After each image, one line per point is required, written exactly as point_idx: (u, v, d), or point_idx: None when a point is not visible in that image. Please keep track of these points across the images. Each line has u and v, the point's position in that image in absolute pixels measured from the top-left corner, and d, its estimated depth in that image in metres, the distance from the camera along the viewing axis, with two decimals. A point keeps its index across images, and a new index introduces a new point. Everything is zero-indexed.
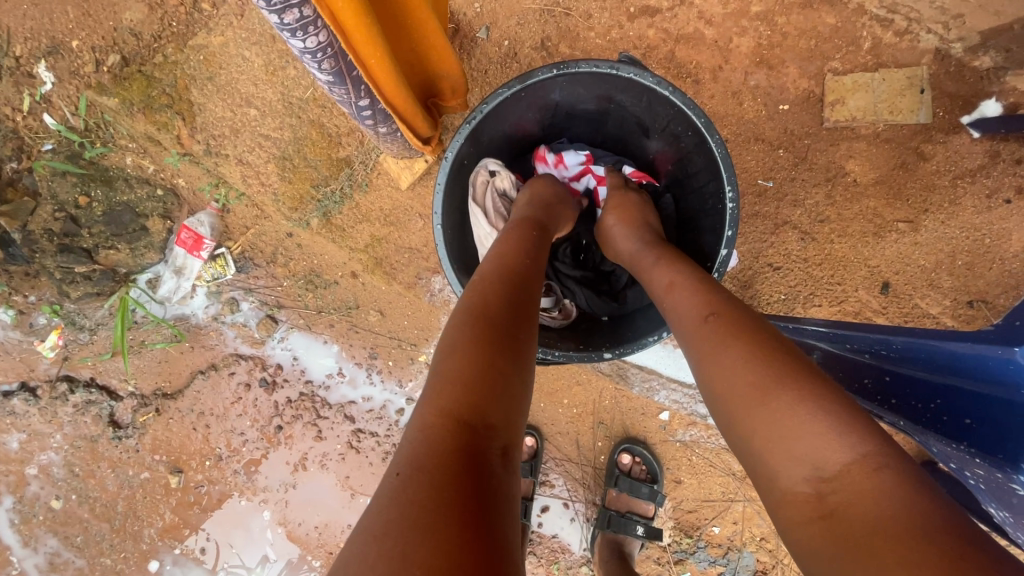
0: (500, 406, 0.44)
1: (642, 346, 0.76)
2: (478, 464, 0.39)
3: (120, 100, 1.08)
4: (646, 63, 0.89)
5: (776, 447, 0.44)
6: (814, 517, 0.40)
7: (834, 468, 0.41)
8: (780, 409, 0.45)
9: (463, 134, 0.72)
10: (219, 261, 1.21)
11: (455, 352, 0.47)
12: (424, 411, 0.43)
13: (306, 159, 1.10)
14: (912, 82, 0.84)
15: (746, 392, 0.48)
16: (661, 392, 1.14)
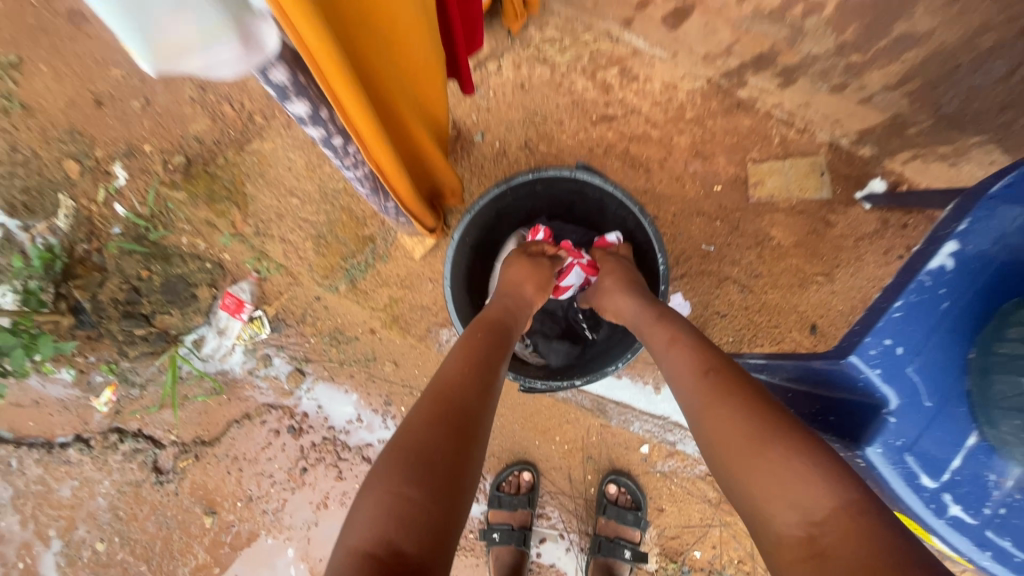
0: (416, 537, 0.52)
1: (605, 375, 0.95)
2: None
3: (187, 194, 1.36)
4: (607, 157, 1.13)
5: (773, 497, 0.58)
6: (807, 556, 0.53)
7: (821, 512, 0.54)
8: (776, 464, 0.59)
9: (465, 221, 0.95)
10: (255, 322, 1.40)
11: (373, 492, 0.56)
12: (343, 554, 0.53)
13: (336, 236, 1.33)
14: (814, 167, 1.08)
15: (744, 447, 0.62)
16: (635, 423, 1.31)
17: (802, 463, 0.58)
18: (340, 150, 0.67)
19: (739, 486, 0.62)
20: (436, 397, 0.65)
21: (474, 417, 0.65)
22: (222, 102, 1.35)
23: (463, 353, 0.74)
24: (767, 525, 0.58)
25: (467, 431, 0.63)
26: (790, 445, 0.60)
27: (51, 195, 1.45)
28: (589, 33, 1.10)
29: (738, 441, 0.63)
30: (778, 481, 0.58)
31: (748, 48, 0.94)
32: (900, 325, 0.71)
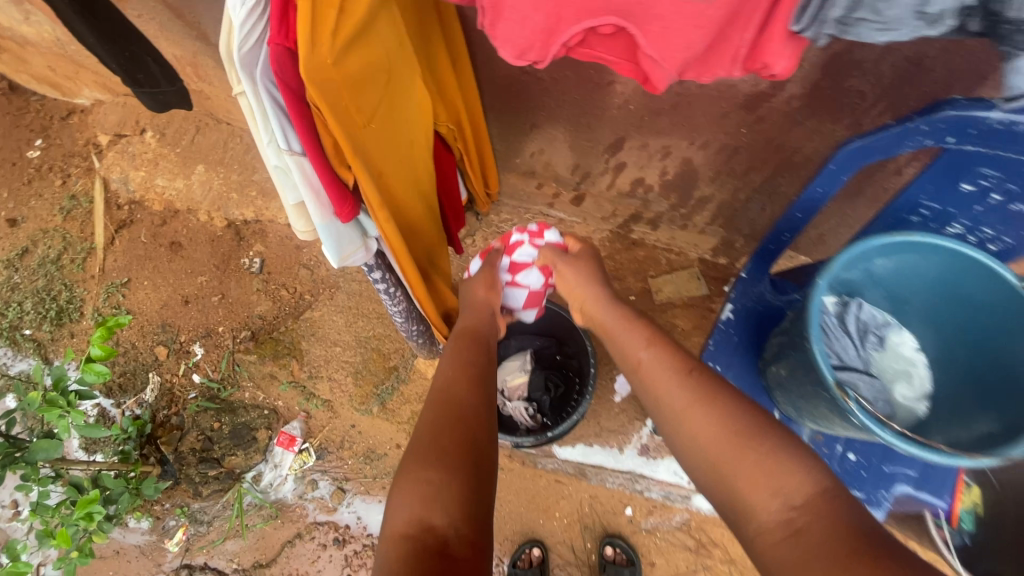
0: (441, 511, 0.69)
1: (569, 424, 1.30)
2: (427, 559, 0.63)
3: (258, 355, 1.83)
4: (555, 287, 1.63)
5: (758, 489, 0.71)
6: (785, 534, 0.66)
7: (798, 499, 0.68)
8: (762, 461, 0.73)
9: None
10: (304, 452, 1.75)
11: (409, 484, 0.72)
12: (390, 537, 0.68)
13: (370, 370, 1.77)
14: (692, 274, 1.57)
15: (734, 445, 0.76)
16: (609, 479, 1.60)
17: (779, 459, 0.72)
18: (394, 300, 1.13)
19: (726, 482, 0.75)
20: (435, 407, 0.85)
21: (471, 418, 0.84)
22: (281, 288, 1.89)
23: (460, 372, 0.95)
24: (753, 513, 0.71)
25: (467, 427, 0.82)
26: (769, 441, 0.75)
27: (141, 374, 1.87)
28: (530, 211, 1.66)
29: (722, 443, 0.78)
30: (760, 475, 0.72)
31: (625, 211, 1.53)
32: (721, 351, 1.04)
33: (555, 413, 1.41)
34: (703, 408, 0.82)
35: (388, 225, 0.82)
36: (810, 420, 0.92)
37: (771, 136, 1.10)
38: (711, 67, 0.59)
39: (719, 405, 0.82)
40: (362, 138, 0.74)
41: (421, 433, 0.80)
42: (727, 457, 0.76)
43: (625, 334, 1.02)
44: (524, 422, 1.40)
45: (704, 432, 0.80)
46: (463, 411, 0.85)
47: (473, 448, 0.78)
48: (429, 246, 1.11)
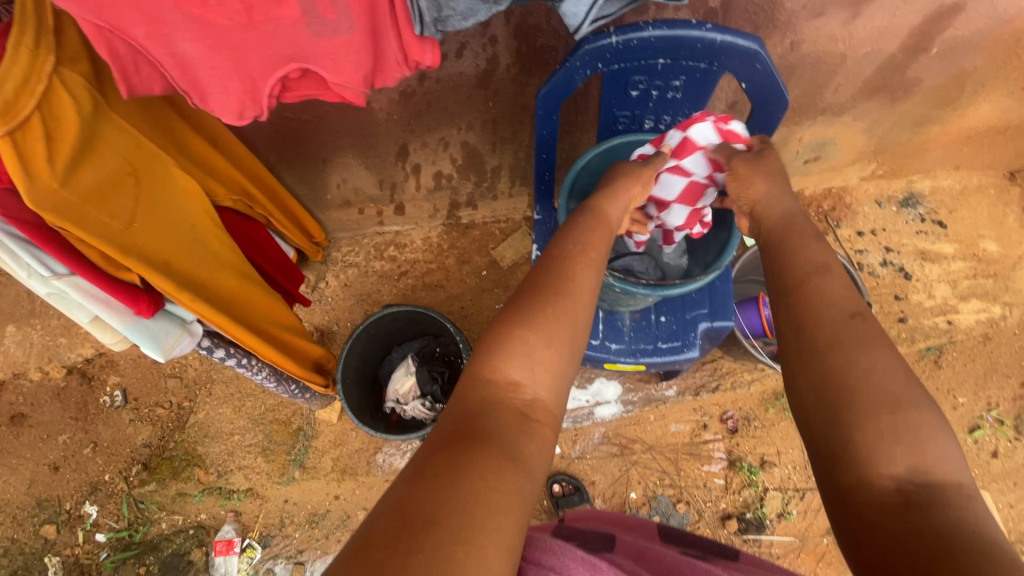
0: (530, 377, 0.72)
1: None
2: (499, 419, 0.67)
3: (157, 481, 1.75)
4: (416, 291, 1.75)
5: (885, 449, 0.60)
6: (894, 500, 0.57)
7: (919, 474, 0.58)
8: (906, 425, 0.61)
9: (356, 334, 1.45)
10: (249, 548, 1.72)
11: (492, 349, 0.74)
12: (472, 380, 0.72)
13: (278, 442, 1.78)
14: (523, 233, 1.80)
15: (882, 402, 0.62)
16: None
17: (923, 431, 0.61)
18: (251, 364, 1.18)
19: (851, 413, 0.62)
20: (543, 268, 0.85)
21: (572, 314, 0.79)
22: (155, 408, 1.81)
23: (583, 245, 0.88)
24: (868, 457, 0.60)
25: (565, 314, 0.78)
26: (917, 408, 0.62)
27: (36, 563, 1.70)
28: (367, 237, 1.78)
29: (868, 385, 0.64)
30: (897, 436, 0.60)
31: (443, 203, 1.69)
32: None
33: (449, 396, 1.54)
34: (859, 349, 0.67)
35: (195, 304, 0.88)
36: (622, 304, 1.15)
37: (513, 101, 1.31)
38: (387, 73, 0.75)
39: (876, 349, 0.66)
40: (131, 241, 0.80)
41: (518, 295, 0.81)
42: (868, 406, 0.62)
43: (812, 241, 0.82)
44: (426, 416, 1.50)
45: (863, 369, 0.65)
46: (571, 258, 0.85)
47: (572, 318, 0.78)
48: (264, 308, 1.17)
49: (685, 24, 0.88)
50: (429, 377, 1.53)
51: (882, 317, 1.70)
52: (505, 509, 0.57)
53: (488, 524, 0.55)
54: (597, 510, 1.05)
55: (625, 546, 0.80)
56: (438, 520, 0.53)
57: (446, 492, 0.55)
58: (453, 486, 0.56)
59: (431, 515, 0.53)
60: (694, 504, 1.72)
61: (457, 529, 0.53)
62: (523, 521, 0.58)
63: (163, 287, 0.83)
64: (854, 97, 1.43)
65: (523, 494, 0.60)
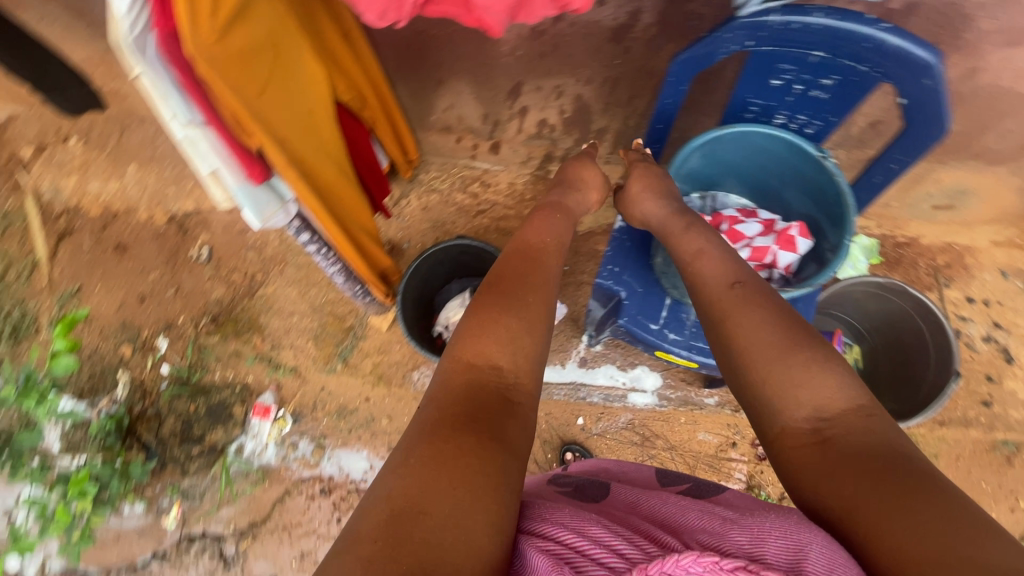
0: (504, 359, 0.83)
1: None
2: (480, 398, 0.77)
3: (221, 336, 1.93)
4: (487, 231, 1.78)
5: (792, 397, 0.79)
6: (814, 441, 0.74)
7: (827, 411, 0.76)
8: (796, 371, 0.80)
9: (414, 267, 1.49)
10: (281, 419, 1.89)
11: (467, 339, 0.85)
12: (452, 370, 0.81)
13: (330, 334, 1.90)
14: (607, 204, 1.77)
15: (771, 353, 0.83)
16: (556, 391, 1.80)
17: (814, 372, 0.79)
18: (327, 257, 1.26)
19: (763, 383, 0.82)
20: (512, 279, 0.97)
21: (536, 310, 0.92)
22: (232, 272, 1.97)
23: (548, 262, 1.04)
24: (783, 414, 0.79)
25: (530, 311, 0.91)
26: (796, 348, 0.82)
27: (110, 373, 1.94)
28: (456, 167, 1.80)
29: (762, 347, 0.85)
30: (797, 383, 0.79)
31: (538, 152, 1.68)
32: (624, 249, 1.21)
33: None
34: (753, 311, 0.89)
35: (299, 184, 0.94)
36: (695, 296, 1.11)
37: (641, 64, 1.26)
38: (533, 9, 0.74)
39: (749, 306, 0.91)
40: (259, 108, 0.86)
41: (483, 297, 0.93)
42: (766, 362, 0.84)
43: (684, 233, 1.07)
44: None
45: (743, 323, 0.88)
46: (535, 275, 0.99)
47: (532, 317, 0.90)
48: (350, 207, 1.23)
49: (858, 18, 0.80)
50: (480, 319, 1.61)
51: (964, 394, 1.56)
52: (493, 489, 0.65)
53: (477, 501, 0.63)
54: (601, 461, 1.07)
55: (618, 493, 0.82)
56: (427, 509, 0.61)
57: (433, 483, 0.63)
58: (441, 477, 0.64)
59: (418, 506, 0.61)
60: None
61: (446, 514, 0.60)
62: (509, 497, 0.66)
63: (274, 158, 0.89)
64: (1018, 148, 1.28)
65: (507, 471, 0.68)
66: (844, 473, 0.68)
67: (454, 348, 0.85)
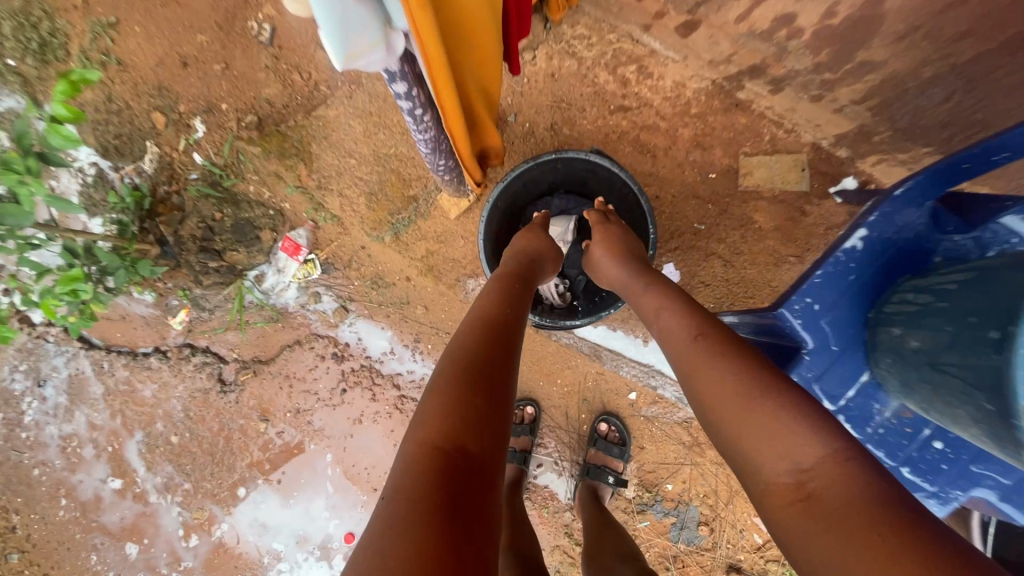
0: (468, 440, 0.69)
1: (600, 317, 1.14)
2: (451, 484, 0.64)
3: (262, 149, 1.59)
4: (621, 142, 1.32)
5: (766, 449, 0.70)
6: (797, 499, 0.65)
7: (807, 462, 0.66)
8: (764, 420, 0.72)
9: (500, 187, 1.17)
10: (310, 264, 1.65)
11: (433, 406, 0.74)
12: (414, 456, 0.67)
13: (385, 194, 1.56)
14: (797, 163, 1.26)
15: (741, 404, 0.76)
16: (624, 367, 1.53)
17: (783, 415, 0.71)
18: (418, 119, 0.89)
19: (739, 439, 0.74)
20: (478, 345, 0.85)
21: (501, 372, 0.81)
22: (292, 70, 1.56)
23: (509, 302, 0.97)
24: (762, 473, 0.70)
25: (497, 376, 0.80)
26: (769, 399, 0.74)
27: (139, 141, 1.63)
28: (614, 33, 1.27)
29: (729, 399, 0.77)
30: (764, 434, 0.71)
31: (744, 59, 1.12)
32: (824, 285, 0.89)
33: (587, 299, 1.30)
34: (726, 372, 0.80)
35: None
36: (915, 400, 0.84)
37: None
38: None
39: (720, 363, 0.81)
40: None
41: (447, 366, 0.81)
42: (731, 413, 0.77)
43: (644, 294, 1.02)
44: (550, 299, 1.28)
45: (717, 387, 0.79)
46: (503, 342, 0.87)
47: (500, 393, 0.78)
48: (469, 44, 0.84)
49: None
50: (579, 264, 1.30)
51: None
52: None
53: None
54: None
55: None
56: None
57: None
58: None
59: None
60: (717, 536, 1.54)
61: None
62: None
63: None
64: None
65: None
66: (823, 533, 0.60)
67: (412, 431, 0.72)
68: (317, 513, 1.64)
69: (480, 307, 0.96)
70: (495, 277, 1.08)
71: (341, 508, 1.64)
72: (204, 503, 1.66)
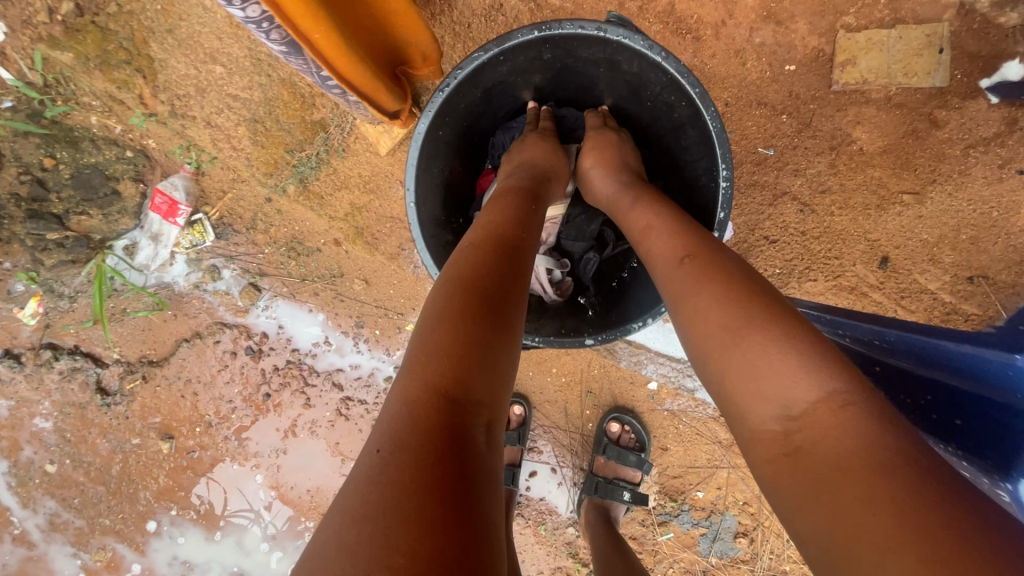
0: (485, 381, 0.46)
1: (624, 334, 0.72)
2: (461, 444, 0.41)
3: (74, 56, 0.98)
4: (643, 17, 0.81)
5: (742, 390, 0.45)
6: (780, 455, 0.42)
7: (800, 405, 0.42)
8: (749, 350, 0.45)
9: (436, 106, 0.68)
10: (197, 227, 1.16)
11: (437, 324, 0.48)
12: (411, 389, 0.44)
13: (277, 122, 1.04)
14: (931, 40, 0.78)
15: (719, 334, 0.48)
16: (649, 365, 1.15)
17: (775, 349, 0.45)
18: None
19: (710, 378, 0.49)
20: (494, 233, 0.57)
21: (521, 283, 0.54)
22: None
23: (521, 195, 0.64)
24: (740, 417, 0.46)
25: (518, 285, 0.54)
26: (762, 325, 0.46)
27: None
28: None
29: (707, 323, 0.49)
30: (751, 371, 0.45)
31: None
32: None
33: (600, 292, 0.85)
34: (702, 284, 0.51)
35: None
36: None
37: None
38: None
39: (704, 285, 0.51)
40: None
41: (456, 259, 0.55)
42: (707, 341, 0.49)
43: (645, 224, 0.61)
44: (540, 293, 0.83)
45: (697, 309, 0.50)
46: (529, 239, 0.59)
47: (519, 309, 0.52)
48: None
49: None
50: (585, 236, 0.83)
51: None
52: None
53: None
54: None
55: None
56: None
57: None
58: None
59: None
60: (758, 548, 1.20)
61: None
62: None
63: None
64: None
65: None
66: (823, 514, 0.37)
67: (405, 360, 0.48)
68: (253, 545, 1.29)
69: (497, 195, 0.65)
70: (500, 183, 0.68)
71: (282, 538, 1.28)
72: (105, 542, 1.29)
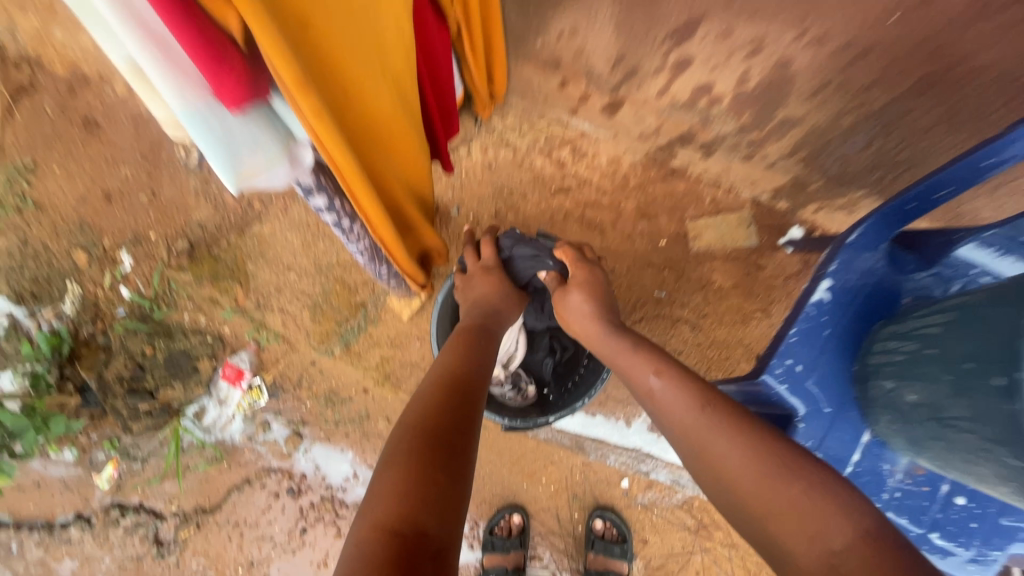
0: (432, 514, 0.59)
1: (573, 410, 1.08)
2: (410, 563, 0.53)
3: (194, 275, 1.48)
4: (567, 221, 1.31)
5: (786, 526, 0.62)
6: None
7: (837, 543, 0.58)
8: (788, 495, 0.63)
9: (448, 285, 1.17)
10: (255, 390, 1.49)
11: (387, 478, 0.63)
12: (365, 530, 0.57)
13: (330, 306, 1.47)
14: (742, 220, 1.27)
15: (763, 478, 0.66)
16: (611, 456, 1.41)
17: (807, 493, 0.63)
18: (349, 231, 0.89)
19: (755, 517, 0.65)
20: (434, 400, 0.78)
21: (463, 441, 0.72)
22: (223, 192, 1.49)
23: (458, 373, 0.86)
24: (785, 552, 0.61)
25: (460, 444, 0.71)
26: (804, 473, 0.65)
27: (58, 282, 1.49)
28: (543, 120, 1.30)
29: (750, 473, 0.67)
30: (786, 512, 0.63)
31: (671, 130, 1.15)
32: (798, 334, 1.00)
33: (559, 384, 1.22)
34: (739, 439, 0.71)
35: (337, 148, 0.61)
36: (916, 453, 0.82)
37: (925, 36, 0.74)
38: None
39: (739, 434, 0.71)
40: None
41: (404, 426, 0.73)
42: (752, 488, 0.67)
43: (633, 356, 0.91)
44: (515, 397, 1.20)
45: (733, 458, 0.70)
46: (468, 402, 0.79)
47: (459, 458, 0.68)
48: (394, 158, 0.87)
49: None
50: (542, 348, 1.23)
51: None
52: None
53: None
54: None
55: None
56: None
57: None
58: None
59: None
60: None
61: None
62: None
63: (300, 102, 0.52)
64: None
65: None
66: None
67: (361, 512, 0.61)
68: None
69: (439, 374, 0.86)
70: (444, 360, 0.91)
71: None
72: None
